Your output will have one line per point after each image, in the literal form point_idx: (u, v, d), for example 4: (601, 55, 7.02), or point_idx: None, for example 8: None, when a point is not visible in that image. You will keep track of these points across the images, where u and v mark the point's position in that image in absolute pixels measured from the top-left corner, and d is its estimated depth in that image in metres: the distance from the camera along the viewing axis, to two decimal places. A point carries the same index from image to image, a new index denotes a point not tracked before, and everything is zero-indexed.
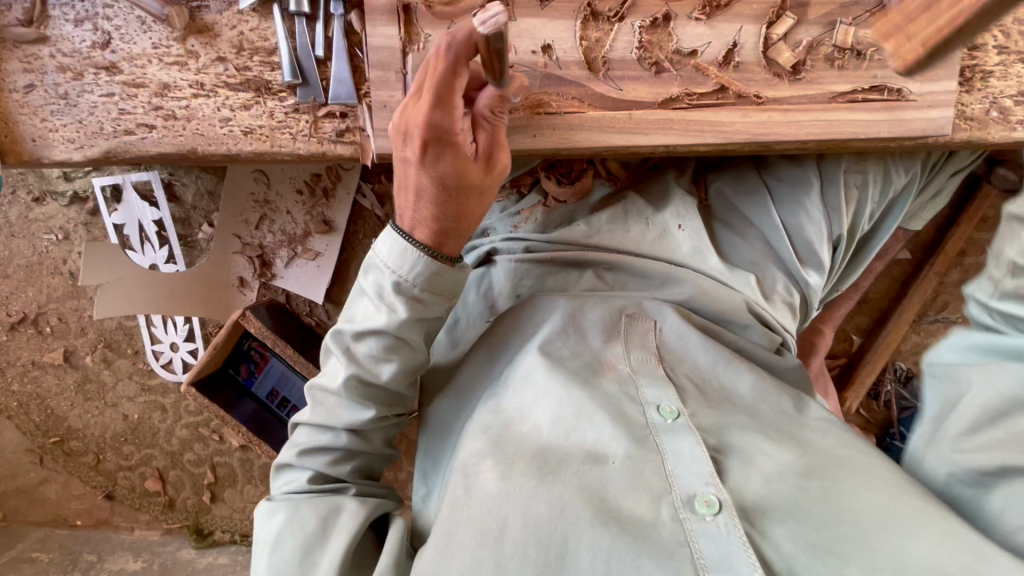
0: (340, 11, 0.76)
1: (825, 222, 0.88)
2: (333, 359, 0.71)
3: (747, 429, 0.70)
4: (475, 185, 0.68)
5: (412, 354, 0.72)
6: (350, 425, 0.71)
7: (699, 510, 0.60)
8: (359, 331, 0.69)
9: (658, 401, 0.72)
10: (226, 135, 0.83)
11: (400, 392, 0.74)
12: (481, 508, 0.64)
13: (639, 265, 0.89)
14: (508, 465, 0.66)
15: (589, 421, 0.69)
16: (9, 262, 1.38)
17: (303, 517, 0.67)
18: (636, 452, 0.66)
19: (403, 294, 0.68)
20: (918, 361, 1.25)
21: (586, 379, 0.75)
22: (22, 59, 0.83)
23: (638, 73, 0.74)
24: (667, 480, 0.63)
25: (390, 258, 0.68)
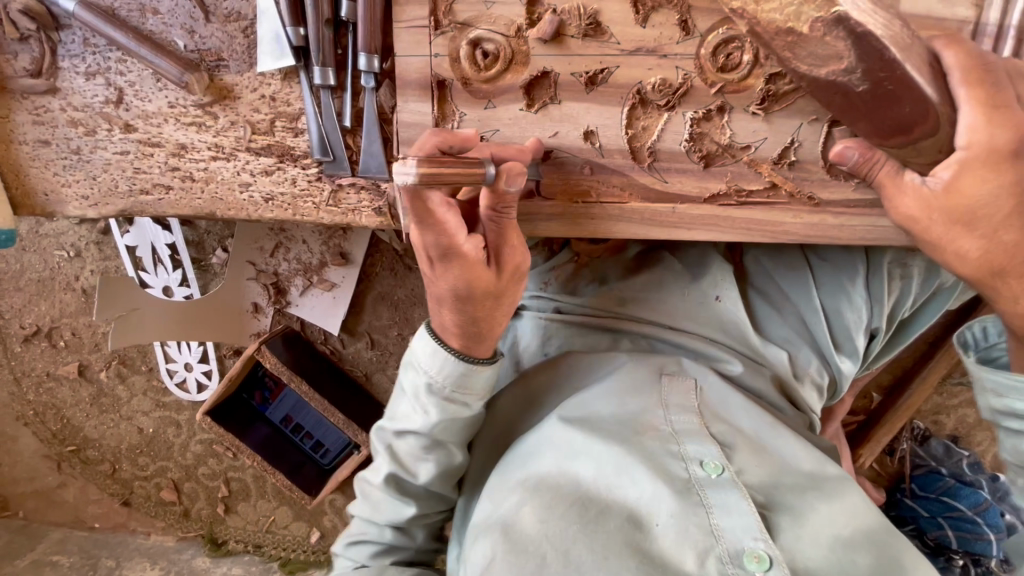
0: (371, 84, 0.71)
1: (866, 309, 0.86)
2: (376, 458, 0.75)
3: (797, 488, 0.69)
4: (486, 290, 0.66)
5: (451, 453, 0.74)
6: (392, 520, 0.75)
7: (750, 566, 0.59)
8: (400, 429, 0.73)
9: (701, 456, 0.68)
10: (247, 200, 0.80)
11: (440, 489, 0.77)
12: (518, 546, 0.62)
13: (679, 340, 0.86)
14: (548, 509, 0.65)
15: (629, 476, 0.66)
16: (21, 275, 1.36)
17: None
18: (681, 507, 0.64)
19: (435, 396, 0.69)
20: (936, 421, 1.26)
21: (625, 435, 0.70)
22: (31, 111, 0.79)
23: (686, 165, 0.70)
24: (713, 535, 0.62)
25: (423, 361, 0.69)
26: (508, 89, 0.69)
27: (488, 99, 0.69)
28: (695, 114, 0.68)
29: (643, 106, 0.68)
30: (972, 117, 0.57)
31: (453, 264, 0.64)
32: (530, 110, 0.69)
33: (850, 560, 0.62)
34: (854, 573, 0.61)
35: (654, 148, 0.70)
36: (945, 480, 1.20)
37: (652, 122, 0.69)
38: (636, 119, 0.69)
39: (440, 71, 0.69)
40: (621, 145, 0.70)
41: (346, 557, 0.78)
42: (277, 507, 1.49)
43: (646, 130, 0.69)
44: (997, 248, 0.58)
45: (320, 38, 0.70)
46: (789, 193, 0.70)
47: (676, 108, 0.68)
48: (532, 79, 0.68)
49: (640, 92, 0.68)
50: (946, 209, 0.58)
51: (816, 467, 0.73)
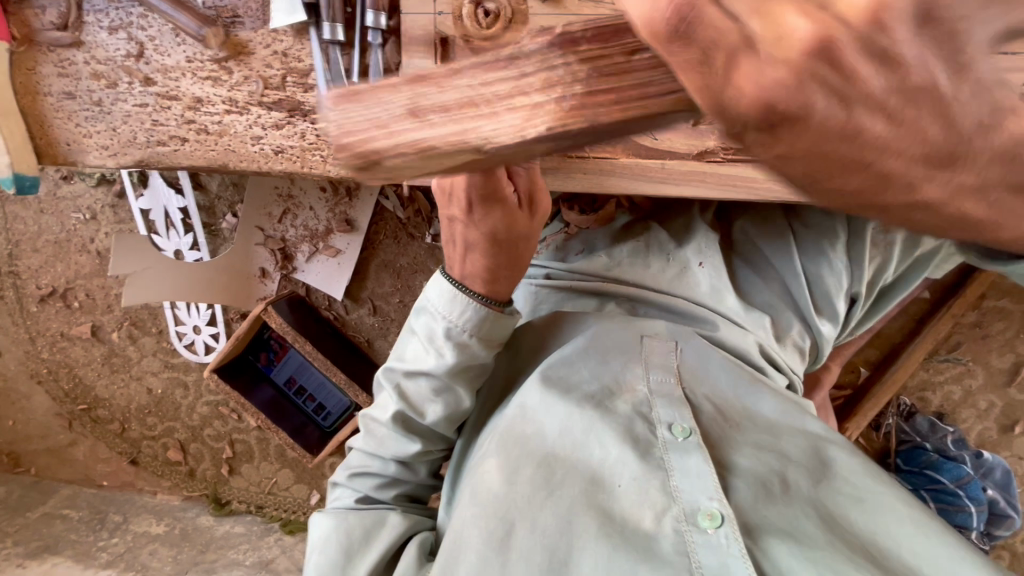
0: (377, 41, 0.75)
1: (846, 273, 0.89)
2: (384, 396, 0.79)
3: (762, 447, 0.70)
4: (519, 235, 0.72)
5: (457, 396, 0.79)
6: (397, 454, 0.80)
7: (702, 524, 0.61)
8: (411, 371, 0.77)
9: (670, 420, 0.71)
10: (257, 153, 0.84)
11: (445, 429, 0.82)
12: (491, 510, 0.68)
13: (662, 302, 0.89)
14: (516, 468, 0.70)
15: (596, 438, 0.71)
16: (38, 236, 1.41)
17: (353, 520, 0.76)
18: (642, 470, 0.67)
19: (452, 339, 0.73)
20: (923, 398, 1.28)
21: (598, 402, 0.75)
22: (56, 63, 0.83)
23: (674, 123, 0.73)
24: (670, 495, 0.64)
25: (441, 305, 0.74)
26: (508, 47, 0.73)
27: (489, 56, 0.73)
28: None
29: None
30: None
31: (495, 210, 0.69)
32: None
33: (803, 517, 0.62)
34: (804, 531, 0.60)
35: None
36: (929, 454, 1.24)
37: None
38: None
39: (444, 28, 0.73)
40: None
41: (349, 486, 0.82)
42: (279, 469, 1.54)
43: None
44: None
45: None
46: None
47: None
48: (530, 37, 0.72)
49: None
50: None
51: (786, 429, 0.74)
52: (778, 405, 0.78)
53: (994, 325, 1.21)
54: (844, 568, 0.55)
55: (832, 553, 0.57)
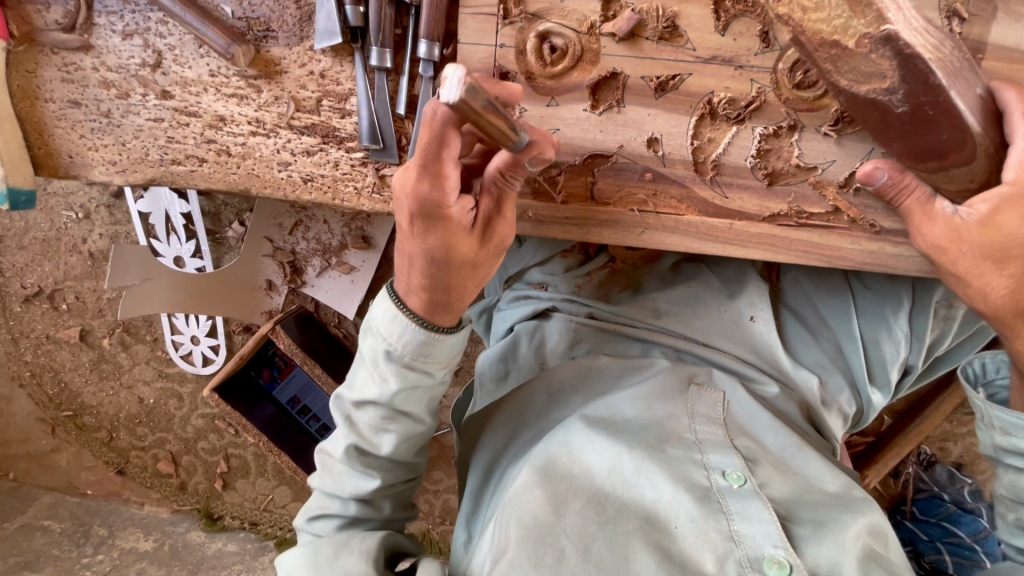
0: (429, 73, 0.68)
1: (905, 344, 0.85)
2: (336, 428, 0.73)
3: (821, 505, 0.69)
4: (464, 260, 0.65)
5: (413, 423, 0.72)
6: (355, 493, 0.73)
7: (768, 571, 0.60)
8: (359, 399, 0.71)
9: (723, 467, 0.69)
10: (285, 180, 0.76)
11: (403, 458, 0.76)
12: (537, 534, 0.63)
13: (710, 356, 0.85)
14: (563, 501, 0.65)
15: (648, 477, 0.67)
16: (25, 233, 1.31)
17: (319, 549, 0.69)
18: (701, 513, 0.64)
19: (394, 363, 0.67)
20: (943, 448, 1.27)
21: (648, 442, 0.71)
22: (60, 67, 0.74)
23: (749, 182, 0.68)
24: (732, 539, 0.62)
25: (380, 327, 0.67)
26: (574, 88, 0.66)
27: (552, 97, 0.66)
28: (764, 130, 0.66)
29: (711, 117, 0.66)
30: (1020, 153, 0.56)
31: (437, 227, 0.62)
32: (595, 111, 0.67)
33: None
34: None
35: (718, 162, 0.67)
36: (946, 506, 1.23)
37: (720, 135, 0.67)
38: (703, 130, 0.67)
39: (504, 62, 0.66)
40: (685, 156, 0.67)
41: (309, 531, 0.75)
42: (276, 486, 1.47)
43: (712, 142, 0.67)
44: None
45: (381, 17, 0.67)
46: (850, 219, 0.68)
47: (745, 122, 0.66)
48: (599, 79, 0.65)
49: (710, 102, 0.65)
50: (981, 245, 0.58)
51: (839, 488, 0.72)
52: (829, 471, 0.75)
53: None
54: None
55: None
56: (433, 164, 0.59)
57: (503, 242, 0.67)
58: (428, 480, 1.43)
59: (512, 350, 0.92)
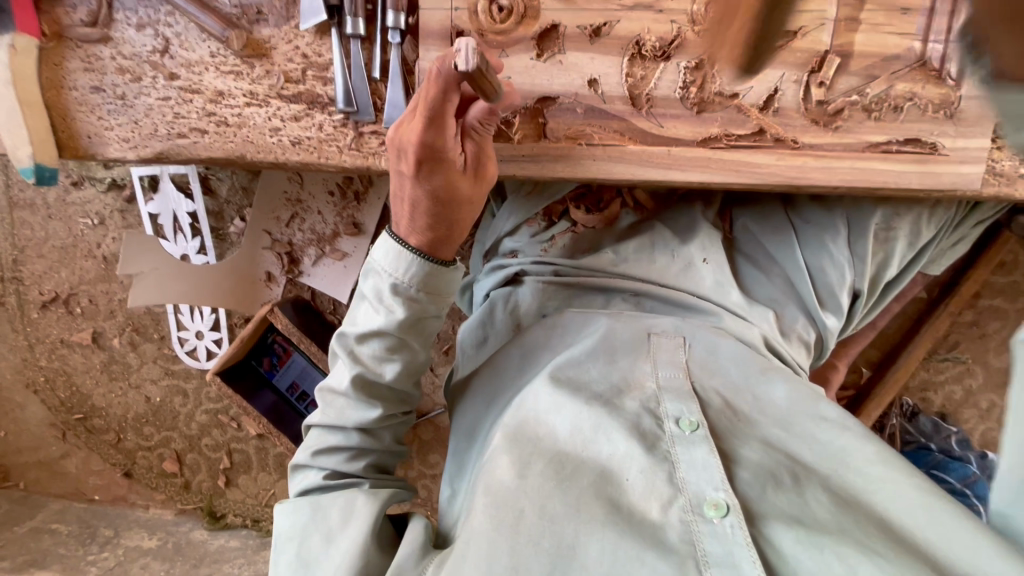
0: (397, 39, 0.79)
1: (849, 267, 0.93)
2: (339, 361, 0.79)
3: (772, 442, 0.72)
4: (463, 197, 0.73)
5: (414, 353, 0.80)
6: (359, 423, 0.79)
7: (707, 513, 0.63)
8: (362, 334, 0.77)
9: (678, 415, 0.73)
10: (275, 144, 0.86)
11: (401, 389, 0.82)
12: (500, 497, 0.69)
13: (667, 296, 0.92)
14: (526, 464, 0.71)
15: (605, 434, 0.72)
16: (44, 242, 1.42)
17: (328, 506, 0.74)
18: (649, 463, 0.69)
19: (402, 296, 0.75)
20: (924, 398, 1.29)
21: (608, 400, 0.77)
22: (83, 59, 0.87)
23: (679, 111, 0.77)
24: (676, 486, 0.66)
25: (387, 262, 0.75)
26: (521, 40, 0.77)
27: (502, 49, 0.77)
28: (687, 64, 0.76)
29: (641, 57, 0.76)
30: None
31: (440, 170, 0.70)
32: (540, 59, 0.77)
33: (812, 506, 0.63)
34: (813, 522, 0.61)
35: (651, 95, 0.77)
36: (934, 455, 1.24)
37: (650, 72, 0.77)
38: (635, 69, 0.77)
39: (460, 22, 0.77)
40: (621, 92, 0.77)
41: (314, 465, 0.80)
42: (278, 480, 1.50)
43: (644, 79, 0.77)
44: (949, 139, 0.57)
45: None
46: (774, 138, 0.77)
47: (670, 58, 0.76)
48: (542, 31, 0.76)
49: (638, 44, 0.76)
50: None
51: (794, 406, 0.77)
52: (792, 394, 0.78)
53: (990, 323, 1.23)
54: (845, 551, 0.57)
55: (838, 537, 0.58)
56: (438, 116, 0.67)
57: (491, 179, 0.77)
58: (425, 464, 1.46)
59: (490, 316, 0.99)
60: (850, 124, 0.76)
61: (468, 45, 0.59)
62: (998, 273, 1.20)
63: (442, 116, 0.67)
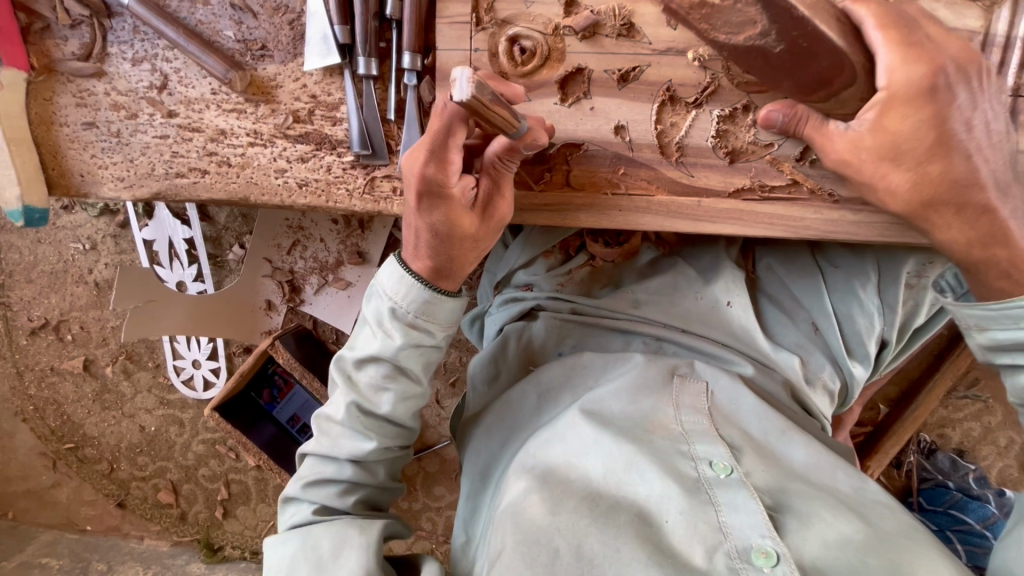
0: (414, 81, 0.75)
1: (879, 315, 0.89)
2: (336, 390, 0.76)
3: (807, 493, 0.68)
4: (467, 235, 0.70)
5: (412, 384, 0.76)
6: (353, 455, 0.74)
7: (756, 562, 0.59)
8: (361, 358, 0.74)
9: (710, 456, 0.70)
10: (281, 186, 0.81)
11: (402, 422, 0.77)
12: (529, 534, 0.65)
13: (689, 342, 0.88)
14: (558, 501, 0.68)
15: (638, 474, 0.69)
16: (34, 267, 1.36)
17: (321, 536, 0.70)
18: (689, 505, 0.65)
19: (399, 320, 0.72)
20: (942, 435, 1.27)
21: (637, 436, 0.74)
22: (75, 93, 0.81)
23: (712, 161, 0.73)
24: (720, 532, 0.63)
25: (389, 285, 0.73)
26: (544, 84, 0.72)
27: (523, 93, 0.72)
28: (721, 112, 0.72)
29: (672, 103, 0.72)
30: (889, 59, 0.59)
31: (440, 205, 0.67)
32: (564, 104, 0.72)
33: (864, 562, 0.59)
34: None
35: (682, 144, 0.73)
36: (952, 494, 1.22)
37: (680, 119, 0.72)
38: (665, 115, 0.72)
39: (479, 64, 0.72)
40: (651, 140, 0.73)
41: (304, 499, 0.75)
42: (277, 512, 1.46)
43: (675, 126, 0.73)
44: (925, 181, 0.62)
45: (367, 30, 0.73)
46: (810, 190, 0.73)
47: (703, 106, 0.72)
48: (566, 74, 0.72)
49: (670, 89, 0.71)
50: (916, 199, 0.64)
51: (812, 468, 0.74)
52: (811, 456, 0.76)
53: None
54: None
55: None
56: (439, 150, 0.65)
57: (500, 222, 0.72)
58: (429, 497, 1.41)
59: (502, 350, 0.95)
60: None
61: (465, 76, 0.54)
62: None
63: (444, 148, 0.65)
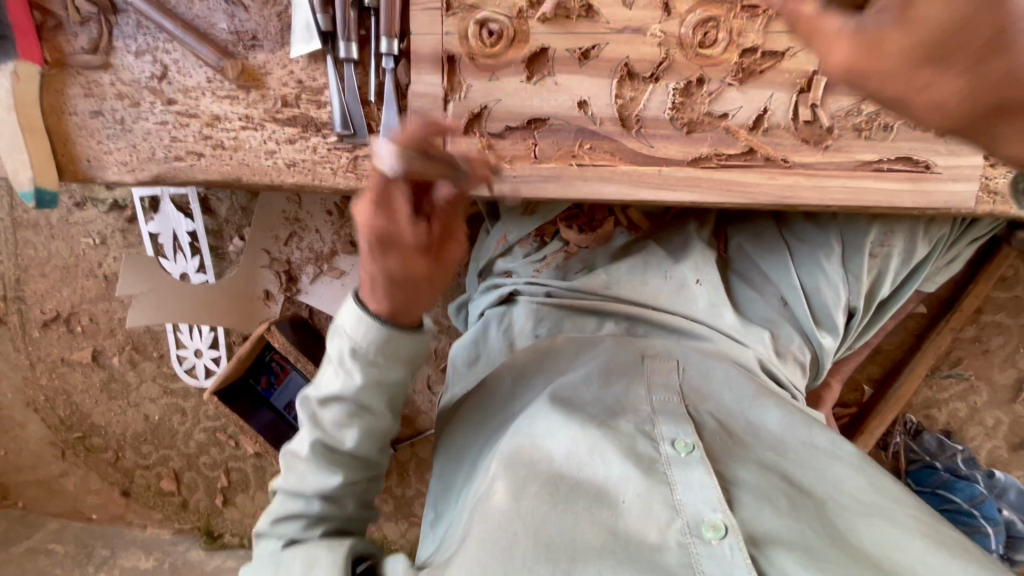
0: (391, 65, 0.80)
1: (844, 287, 0.92)
2: (301, 429, 0.77)
3: (766, 468, 0.71)
4: (423, 274, 0.74)
5: (376, 419, 0.77)
6: (318, 490, 0.75)
7: (706, 535, 0.62)
8: (324, 397, 0.76)
9: (673, 436, 0.73)
10: (271, 166, 0.87)
11: (367, 455, 0.79)
12: (492, 524, 0.66)
13: (660, 319, 0.91)
14: (520, 486, 0.69)
15: (600, 457, 0.71)
16: (47, 261, 1.43)
17: (291, 561, 0.70)
18: (647, 485, 0.68)
19: (360, 359, 0.73)
20: (928, 416, 1.27)
21: (603, 421, 0.76)
22: (84, 85, 0.88)
23: (669, 132, 0.77)
24: (675, 508, 0.65)
25: (348, 325, 0.74)
26: (511, 64, 0.77)
27: (492, 72, 0.78)
28: (676, 86, 0.77)
29: (630, 79, 0.77)
30: None
31: (398, 245, 0.71)
32: (530, 82, 0.78)
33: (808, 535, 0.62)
34: (812, 546, 0.61)
35: (641, 116, 0.77)
36: (939, 475, 1.22)
37: (639, 93, 0.77)
38: (625, 90, 0.77)
39: (450, 47, 0.78)
40: (612, 113, 0.78)
41: (273, 534, 0.76)
42: None
43: (633, 100, 0.78)
44: None
45: (346, 17, 0.79)
46: (764, 157, 0.77)
47: (659, 80, 0.77)
48: (532, 54, 0.77)
49: (628, 66, 0.77)
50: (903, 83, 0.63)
51: (785, 433, 0.76)
52: (785, 420, 0.78)
53: (994, 340, 1.22)
54: None
55: (840, 565, 0.57)
56: (384, 199, 0.69)
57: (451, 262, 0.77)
58: (422, 483, 1.44)
59: (484, 335, 0.99)
60: (841, 142, 0.76)
61: (388, 144, 0.64)
62: (1000, 289, 1.19)
63: (387, 197, 0.69)
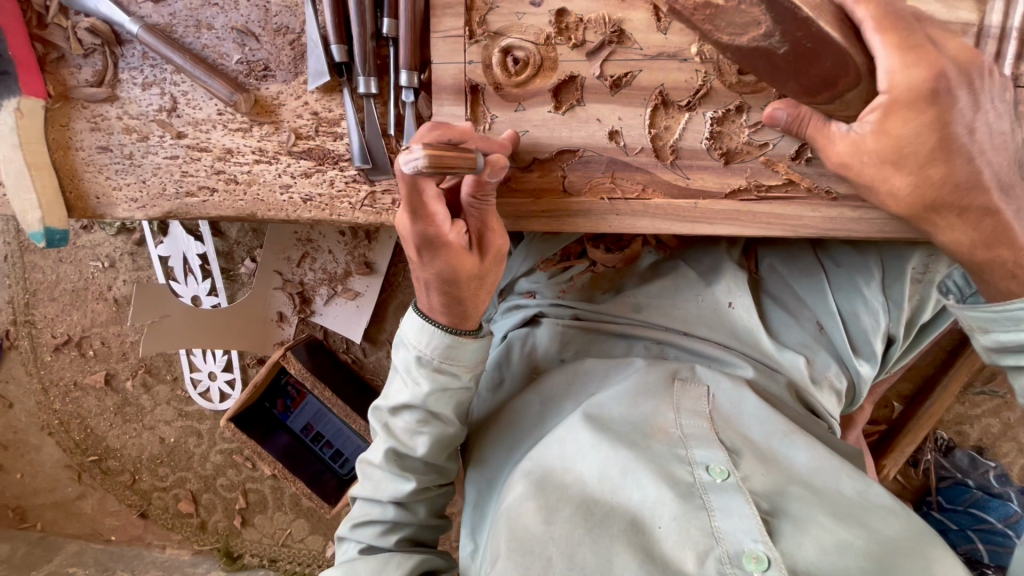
0: (411, 97, 0.76)
1: (883, 313, 0.89)
2: (374, 435, 0.76)
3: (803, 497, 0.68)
4: (472, 273, 0.69)
5: (444, 425, 0.74)
6: (393, 496, 0.74)
7: (747, 566, 0.60)
8: (395, 405, 0.73)
9: (707, 461, 0.69)
10: (286, 201, 0.84)
11: (436, 461, 0.77)
12: (525, 543, 0.66)
13: (691, 346, 0.88)
14: (553, 510, 0.68)
15: (635, 481, 0.69)
16: (56, 285, 1.41)
17: (360, 568, 0.71)
18: (682, 510, 0.65)
19: (425, 368, 0.71)
20: (960, 432, 1.24)
21: (634, 442, 0.73)
22: (90, 119, 0.85)
23: (707, 163, 0.74)
24: (713, 537, 0.63)
25: (415, 336, 0.71)
26: (538, 93, 0.74)
27: (518, 102, 0.74)
28: (715, 114, 0.72)
29: (665, 108, 0.73)
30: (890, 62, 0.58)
31: (441, 252, 0.67)
32: (558, 112, 0.74)
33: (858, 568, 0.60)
34: None
35: (676, 146, 0.74)
36: (973, 492, 1.19)
37: (674, 122, 0.73)
38: (659, 119, 0.73)
39: (474, 76, 0.74)
40: (645, 144, 0.74)
41: (351, 539, 0.76)
42: (295, 519, 1.49)
43: (668, 130, 0.74)
44: (925, 184, 0.62)
45: (364, 50, 0.75)
46: (807, 188, 0.73)
47: (696, 108, 0.72)
48: (560, 82, 0.73)
49: (662, 94, 0.72)
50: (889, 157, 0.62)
51: (817, 475, 0.72)
52: (817, 458, 0.73)
53: None
54: None
55: None
56: (421, 209, 0.64)
57: (501, 252, 0.72)
58: None
59: (507, 358, 0.96)
60: None
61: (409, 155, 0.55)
62: None
63: (424, 204, 0.64)
